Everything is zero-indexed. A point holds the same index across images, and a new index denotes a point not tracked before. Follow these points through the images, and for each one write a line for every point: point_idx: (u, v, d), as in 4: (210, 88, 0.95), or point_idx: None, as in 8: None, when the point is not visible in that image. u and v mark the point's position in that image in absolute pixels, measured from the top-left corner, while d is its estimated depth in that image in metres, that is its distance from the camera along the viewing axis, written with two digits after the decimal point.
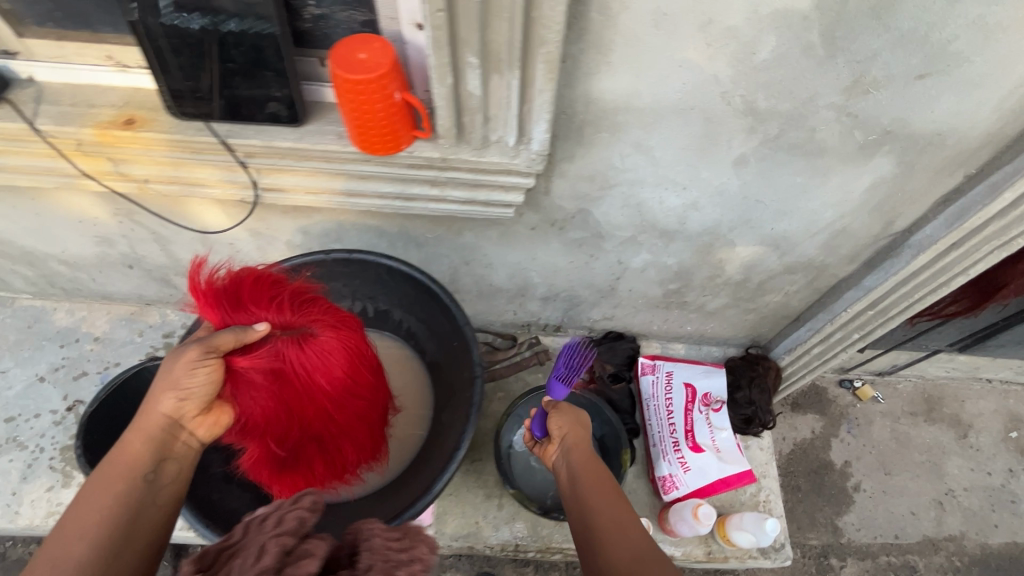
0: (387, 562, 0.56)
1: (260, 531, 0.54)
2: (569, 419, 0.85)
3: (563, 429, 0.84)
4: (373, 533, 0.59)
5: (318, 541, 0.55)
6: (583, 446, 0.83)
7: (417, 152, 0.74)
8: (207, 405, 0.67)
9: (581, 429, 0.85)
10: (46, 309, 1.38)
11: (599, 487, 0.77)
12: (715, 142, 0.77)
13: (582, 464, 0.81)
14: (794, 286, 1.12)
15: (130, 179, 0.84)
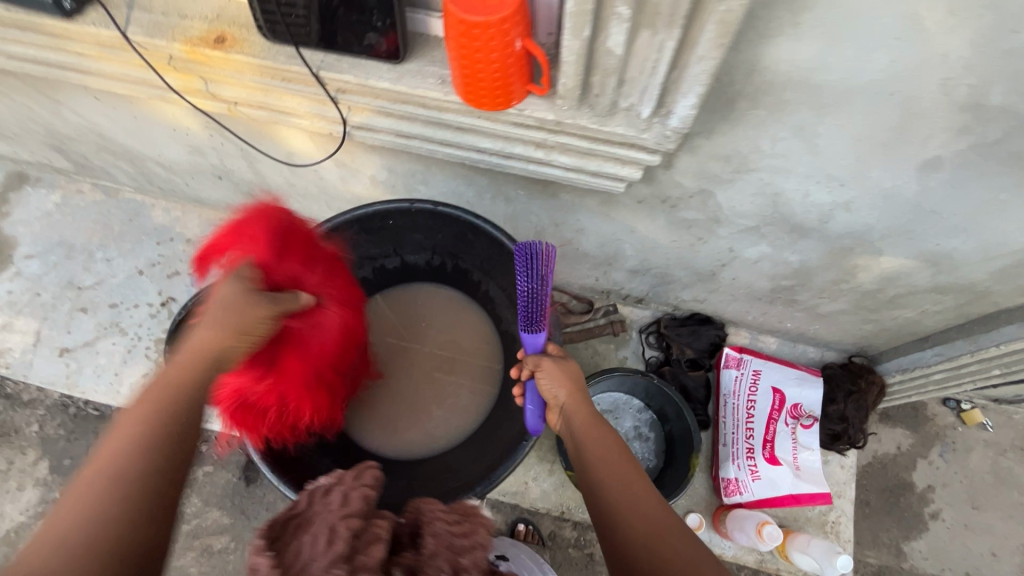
0: (451, 549, 0.51)
1: (327, 514, 0.49)
2: (562, 377, 0.72)
3: (556, 389, 0.72)
4: (436, 516, 0.54)
5: (384, 523, 0.51)
6: (583, 404, 0.71)
7: (529, 110, 0.63)
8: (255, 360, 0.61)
9: (575, 389, 0.72)
10: (145, 204, 1.43)
11: (608, 453, 0.67)
12: (905, 138, 0.60)
13: (584, 428, 0.70)
14: (936, 306, 0.94)
15: (220, 99, 0.79)
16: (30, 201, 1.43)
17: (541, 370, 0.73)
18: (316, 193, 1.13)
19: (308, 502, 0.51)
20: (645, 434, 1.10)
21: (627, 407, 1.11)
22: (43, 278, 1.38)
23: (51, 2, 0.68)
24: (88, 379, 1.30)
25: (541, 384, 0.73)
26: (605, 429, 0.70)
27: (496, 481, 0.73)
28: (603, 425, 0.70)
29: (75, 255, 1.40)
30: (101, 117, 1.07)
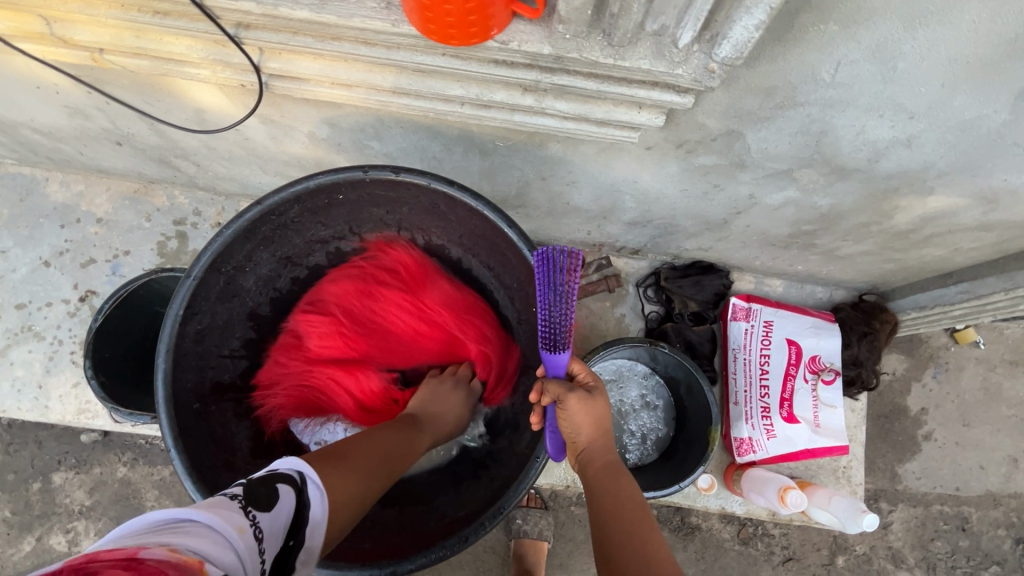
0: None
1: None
2: (586, 418, 0.60)
3: (576, 428, 0.61)
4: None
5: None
6: (603, 452, 0.62)
7: (517, 43, 0.45)
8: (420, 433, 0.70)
9: (600, 431, 0.62)
10: (37, 179, 1.17)
11: (628, 510, 0.57)
12: (1017, 53, 0.46)
13: (602, 479, 0.60)
14: (973, 243, 0.84)
15: (77, 46, 0.57)
16: None
17: (565, 404, 0.60)
18: (245, 157, 0.92)
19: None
20: (653, 403, 1.01)
21: (631, 373, 1.01)
22: None
23: None
24: (7, 395, 1.11)
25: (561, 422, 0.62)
26: (626, 484, 0.60)
27: (510, 509, 0.62)
28: (624, 479, 0.60)
29: None
30: None
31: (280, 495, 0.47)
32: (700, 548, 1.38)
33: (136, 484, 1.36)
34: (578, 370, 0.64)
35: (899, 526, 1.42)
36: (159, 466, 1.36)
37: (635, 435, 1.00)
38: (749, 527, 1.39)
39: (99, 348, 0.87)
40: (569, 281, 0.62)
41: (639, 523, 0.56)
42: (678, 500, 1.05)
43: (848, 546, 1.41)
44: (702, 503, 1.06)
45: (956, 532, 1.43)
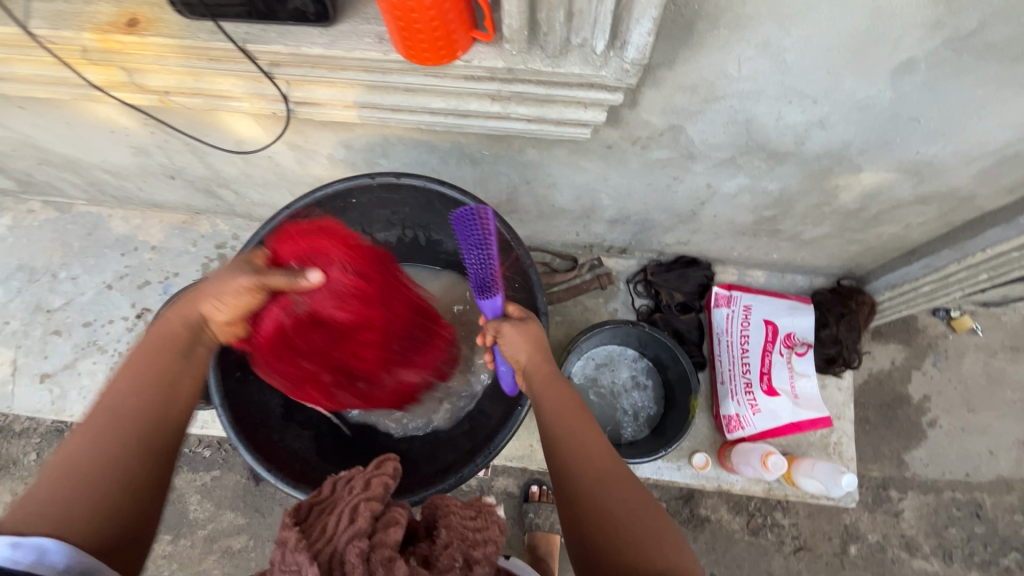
0: (463, 542, 0.55)
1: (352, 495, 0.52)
2: (523, 339, 0.69)
3: (518, 352, 0.70)
4: (450, 509, 0.58)
5: (403, 509, 0.53)
6: (546, 366, 0.69)
7: (478, 60, 0.59)
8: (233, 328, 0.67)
9: (536, 350, 0.70)
10: (102, 216, 1.37)
11: (568, 411, 0.66)
12: (877, 41, 0.57)
13: (546, 389, 0.68)
14: (920, 218, 0.93)
15: (148, 90, 0.73)
16: None
17: (503, 331, 0.70)
18: (276, 181, 1.08)
19: (331, 488, 0.55)
20: (643, 382, 1.10)
21: (622, 357, 1.11)
22: (9, 305, 1.33)
23: None
24: (74, 402, 1.27)
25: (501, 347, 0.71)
26: (568, 391, 0.68)
27: (498, 449, 0.73)
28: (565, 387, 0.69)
29: (38, 277, 1.34)
30: (30, 127, 1.00)
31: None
32: (710, 538, 1.41)
33: (181, 489, 1.49)
34: (513, 311, 0.73)
35: (911, 514, 1.43)
36: (201, 472, 1.49)
37: (627, 413, 1.08)
38: (758, 517, 1.42)
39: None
40: (486, 227, 0.73)
41: (581, 419, 0.66)
42: (676, 478, 1.12)
43: (860, 535, 1.42)
44: (698, 481, 1.12)
45: (970, 519, 1.43)
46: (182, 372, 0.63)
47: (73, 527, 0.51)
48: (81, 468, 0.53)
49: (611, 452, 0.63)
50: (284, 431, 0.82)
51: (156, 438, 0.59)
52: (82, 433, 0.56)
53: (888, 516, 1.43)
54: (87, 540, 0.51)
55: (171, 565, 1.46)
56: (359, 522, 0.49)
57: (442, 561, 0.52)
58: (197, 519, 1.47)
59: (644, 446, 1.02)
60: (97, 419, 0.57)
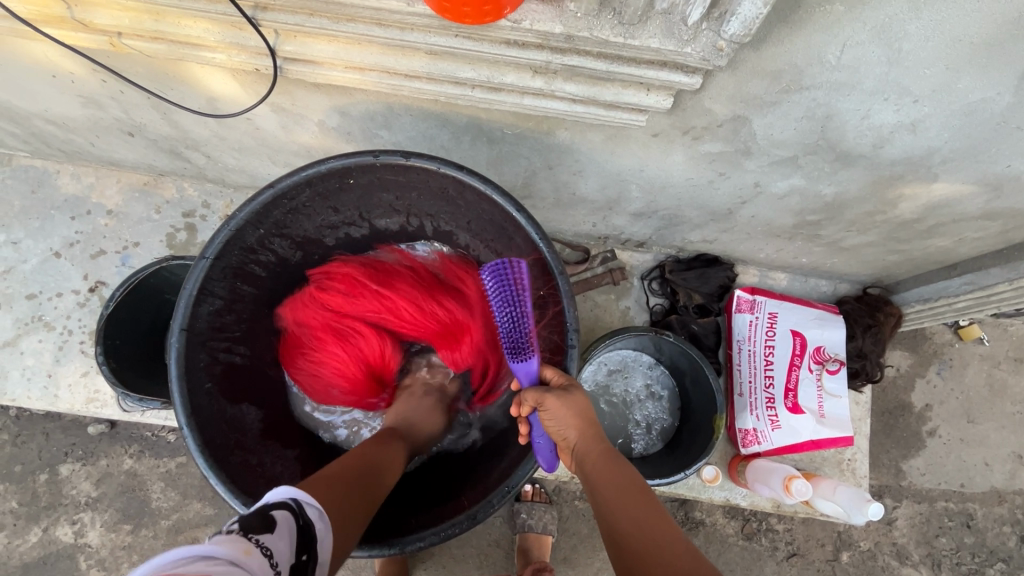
0: None
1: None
2: (569, 415, 0.61)
3: (567, 429, 0.62)
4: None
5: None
6: (597, 442, 0.63)
7: (529, 22, 0.46)
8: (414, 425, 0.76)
9: (586, 423, 0.62)
10: (49, 172, 1.18)
11: (629, 496, 0.58)
12: (1020, 32, 0.47)
13: (601, 471, 0.61)
14: (977, 233, 0.85)
15: (95, 29, 0.58)
16: None
17: (545, 406, 0.61)
18: (256, 146, 0.93)
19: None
20: (658, 393, 1.02)
21: (637, 364, 1.02)
22: None
23: None
24: (17, 384, 1.12)
25: (546, 424, 0.62)
26: (627, 471, 0.61)
27: (517, 487, 0.64)
28: (622, 467, 0.61)
29: None
30: None
31: (278, 521, 0.48)
32: (704, 542, 1.38)
33: (142, 476, 1.37)
34: (549, 375, 0.65)
35: (903, 522, 1.42)
36: (165, 458, 1.37)
37: (640, 425, 1.00)
38: (753, 522, 1.39)
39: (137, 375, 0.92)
40: (518, 278, 0.67)
41: (647, 509, 0.57)
42: (684, 491, 1.05)
43: (852, 542, 1.41)
44: (709, 495, 1.06)
45: (961, 528, 1.43)
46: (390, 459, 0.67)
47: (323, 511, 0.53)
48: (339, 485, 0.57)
49: (685, 545, 0.53)
50: (262, 451, 0.71)
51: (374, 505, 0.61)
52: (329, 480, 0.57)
53: (881, 524, 1.42)
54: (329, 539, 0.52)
55: (131, 556, 1.35)
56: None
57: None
58: (160, 509, 1.36)
59: (659, 463, 0.95)
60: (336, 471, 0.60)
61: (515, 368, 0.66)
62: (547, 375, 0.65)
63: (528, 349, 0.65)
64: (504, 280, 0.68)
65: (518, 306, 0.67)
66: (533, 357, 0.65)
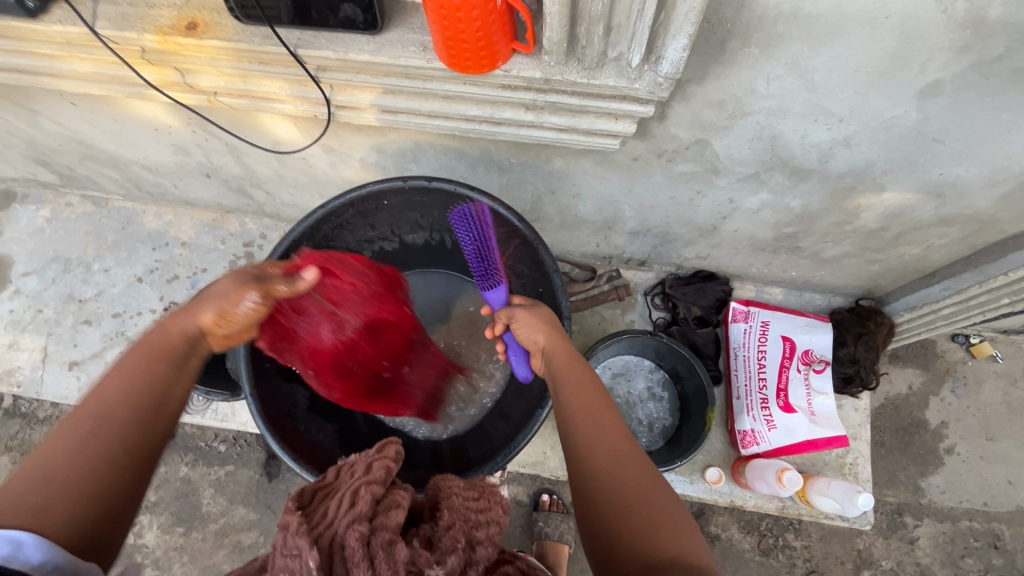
0: (466, 522, 0.56)
1: (352, 478, 0.55)
2: (538, 326, 0.74)
3: (535, 335, 0.74)
4: (452, 492, 0.60)
5: (403, 493, 0.55)
6: (561, 349, 0.72)
7: (516, 70, 0.61)
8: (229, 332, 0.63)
9: (554, 331, 0.74)
10: (137, 211, 1.41)
11: (585, 391, 0.67)
12: (905, 63, 0.59)
13: (564, 367, 0.70)
14: (942, 239, 0.93)
15: (198, 90, 0.77)
16: (19, 218, 1.42)
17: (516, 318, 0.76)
18: (308, 182, 1.11)
19: (335, 475, 0.57)
20: (658, 394, 1.11)
21: (638, 367, 1.12)
22: (43, 294, 1.37)
23: (14, 1, 0.65)
24: None
25: (518, 333, 0.76)
26: (585, 371, 0.69)
27: (518, 450, 0.76)
28: (581, 368, 0.70)
29: (72, 268, 1.38)
30: (78, 123, 1.05)
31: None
32: (720, 557, 1.40)
33: (195, 482, 1.51)
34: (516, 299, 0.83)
35: (926, 541, 1.41)
36: (216, 466, 1.51)
37: (643, 424, 1.09)
38: (769, 537, 1.41)
39: (213, 377, 1.09)
40: (481, 217, 0.83)
41: (599, 402, 0.66)
42: (688, 492, 1.12)
43: (873, 561, 1.40)
44: (712, 495, 1.11)
45: (988, 550, 1.40)
46: (177, 383, 0.59)
47: (52, 523, 0.45)
48: (58, 471, 0.48)
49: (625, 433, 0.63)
50: (308, 422, 0.84)
51: (156, 428, 0.55)
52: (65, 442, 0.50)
53: (903, 543, 1.41)
54: (65, 543, 0.46)
55: (182, 557, 1.47)
56: (359, 506, 0.50)
57: (444, 541, 0.53)
58: (210, 513, 1.49)
59: (659, 457, 1.03)
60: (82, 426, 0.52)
61: (492, 295, 0.85)
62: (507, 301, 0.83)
63: (498, 276, 0.85)
64: (467, 224, 0.86)
65: (483, 242, 0.86)
66: (501, 283, 0.84)
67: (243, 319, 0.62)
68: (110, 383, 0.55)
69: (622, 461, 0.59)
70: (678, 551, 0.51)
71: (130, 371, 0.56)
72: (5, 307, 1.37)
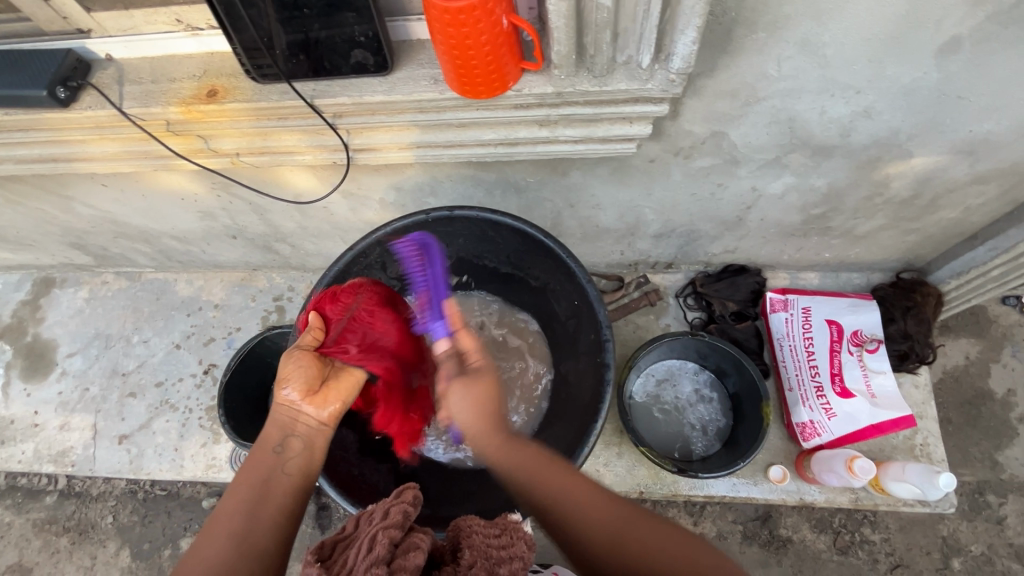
0: (486, 560, 0.54)
1: (371, 525, 0.52)
2: (467, 399, 0.69)
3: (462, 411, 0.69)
4: (473, 530, 0.58)
5: (424, 536, 0.53)
6: (490, 433, 0.67)
7: (528, 88, 0.63)
8: (311, 386, 0.67)
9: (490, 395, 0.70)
10: (170, 281, 1.45)
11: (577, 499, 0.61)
12: (918, 25, 0.58)
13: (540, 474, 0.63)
14: (979, 199, 0.91)
15: (221, 154, 0.79)
16: (61, 302, 1.48)
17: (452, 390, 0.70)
18: (330, 229, 1.13)
19: (354, 524, 0.54)
20: (707, 395, 1.08)
21: (682, 371, 1.09)
22: (88, 372, 1.41)
23: (46, 94, 0.69)
24: (150, 460, 1.32)
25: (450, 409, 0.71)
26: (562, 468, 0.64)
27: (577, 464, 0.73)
28: (522, 448, 0.66)
29: (113, 343, 1.42)
30: (110, 203, 1.10)
31: None
32: (796, 561, 1.32)
33: None
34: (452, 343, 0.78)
35: (1016, 519, 1.32)
36: None
37: (696, 429, 1.05)
38: (845, 534, 1.33)
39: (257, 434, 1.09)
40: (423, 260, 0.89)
41: (553, 472, 0.63)
42: (754, 493, 1.06)
43: (962, 547, 1.31)
44: (779, 495, 1.06)
45: None
46: (277, 468, 0.61)
47: None
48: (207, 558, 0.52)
49: (614, 514, 0.59)
50: (361, 464, 0.85)
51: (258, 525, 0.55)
52: (208, 544, 0.53)
53: (990, 524, 1.32)
54: None
55: None
56: (376, 550, 0.48)
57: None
58: None
59: (719, 461, 0.99)
60: (218, 535, 0.54)
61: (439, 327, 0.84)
62: (445, 346, 0.77)
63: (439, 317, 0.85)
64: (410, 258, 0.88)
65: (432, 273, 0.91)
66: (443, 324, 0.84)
67: (298, 376, 0.67)
68: (235, 492, 0.58)
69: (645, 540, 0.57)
70: (673, 563, 0.54)
71: (236, 491, 0.58)
72: (54, 390, 1.41)
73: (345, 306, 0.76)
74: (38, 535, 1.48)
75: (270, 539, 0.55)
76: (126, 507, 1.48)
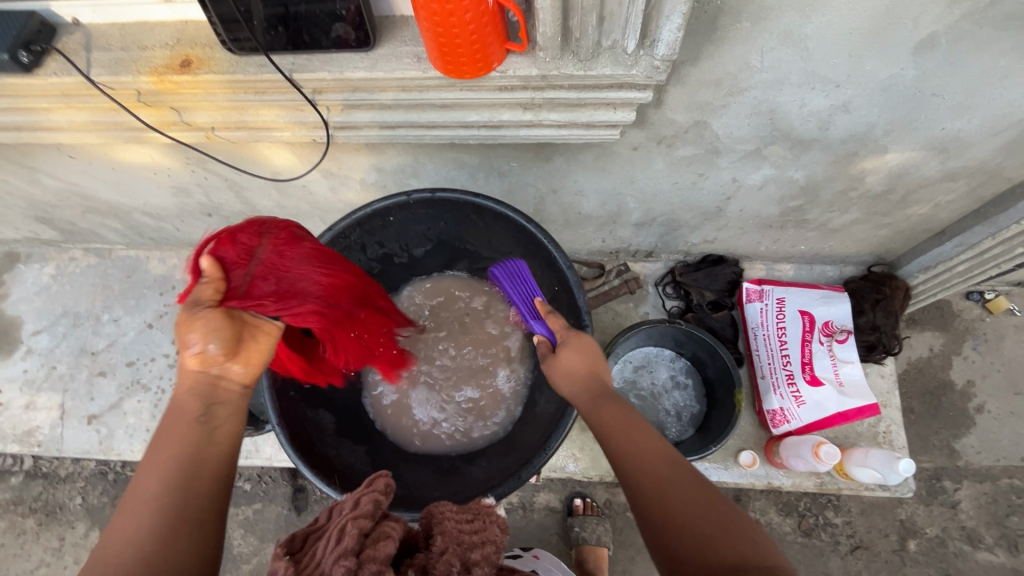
0: (459, 545, 0.54)
1: (340, 515, 0.52)
2: (574, 357, 0.71)
3: (567, 362, 0.71)
4: (445, 517, 0.58)
5: (396, 523, 0.53)
6: (583, 387, 0.70)
7: (512, 71, 0.62)
8: (231, 343, 0.56)
9: (591, 356, 0.72)
10: (142, 258, 1.41)
11: (646, 457, 0.60)
12: (897, 21, 0.59)
13: (613, 426, 0.64)
14: (949, 196, 0.93)
15: (196, 127, 0.77)
16: (26, 279, 1.42)
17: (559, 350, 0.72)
18: (309, 209, 1.11)
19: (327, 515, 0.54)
20: (683, 381, 1.10)
21: (659, 357, 1.11)
22: (55, 350, 1.37)
23: (8, 58, 0.66)
24: (121, 441, 1.29)
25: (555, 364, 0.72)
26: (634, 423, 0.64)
27: (555, 446, 0.73)
28: (613, 404, 0.66)
29: (82, 321, 1.38)
30: (78, 176, 1.06)
31: None
32: None
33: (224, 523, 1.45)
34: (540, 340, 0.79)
35: (969, 504, 1.38)
36: (244, 505, 1.46)
37: (670, 415, 1.08)
38: (809, 517, 1.38)
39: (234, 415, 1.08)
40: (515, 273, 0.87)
41: (632, 422, 0.64)
42: (723, 477, 1.10)
43: (918, 529, 1.37)
44: (749, 479, 1.09)
45: None
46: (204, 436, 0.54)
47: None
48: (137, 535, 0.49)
49: (685, 474, 0.58)
50: (337, 445, 0.84)
51: (188, 498, 0.51)
52: (130, 520, 0.49)
53: (945, 509, 1.38)
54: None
55: None
56: (344, 542, 0.48)
57: (438, 567, 0.51)
58: (242, 554, 1.45)
59: (692, 445, 1.02)
60: (142, 508, 0.50)
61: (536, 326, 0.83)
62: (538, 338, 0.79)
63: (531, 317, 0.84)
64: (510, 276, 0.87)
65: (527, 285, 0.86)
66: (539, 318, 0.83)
67: (208, 334, 0.55)
68: (158, 460, 0.53)
69: (710, 506, 0.54)
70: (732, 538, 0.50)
71: (160, 461, 0.52)
72: (19, 368, 1.36)
73: (248, 248, 0.62)
74: (4, 516, 1.45)
75: (194, 511, 0.51)
76: (96, 488, 1.46)
